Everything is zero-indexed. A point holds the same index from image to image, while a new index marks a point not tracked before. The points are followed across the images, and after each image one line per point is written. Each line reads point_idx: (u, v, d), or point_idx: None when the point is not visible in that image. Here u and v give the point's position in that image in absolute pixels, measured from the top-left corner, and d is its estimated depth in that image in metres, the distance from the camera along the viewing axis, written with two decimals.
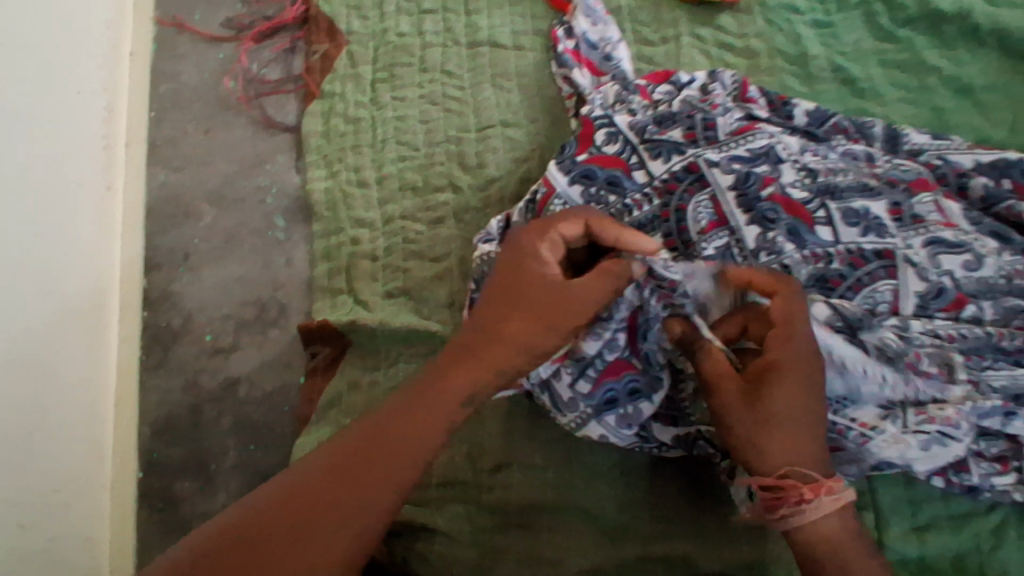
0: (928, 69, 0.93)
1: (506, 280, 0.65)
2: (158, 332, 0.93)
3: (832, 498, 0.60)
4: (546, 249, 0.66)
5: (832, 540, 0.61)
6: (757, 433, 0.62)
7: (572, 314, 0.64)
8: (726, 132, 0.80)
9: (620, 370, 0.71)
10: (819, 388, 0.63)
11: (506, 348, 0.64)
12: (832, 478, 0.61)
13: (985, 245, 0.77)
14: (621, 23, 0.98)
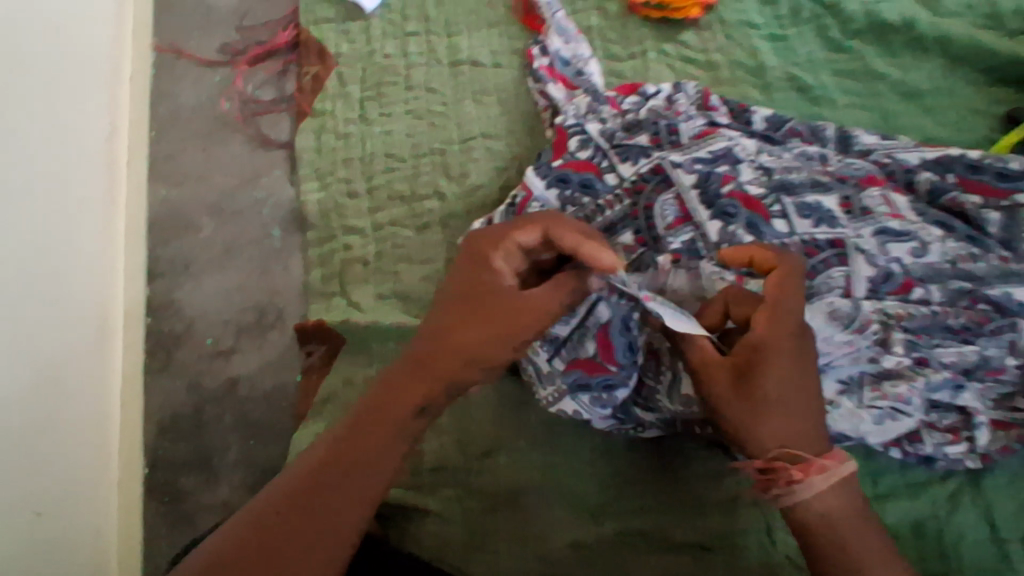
0: (877, 76, 1.00)
1: (465, 287, 0.65)
2: (161, 338, 0.99)
3: (826, 476, 0.63)
4: (507, 258, 0.66)
5: (829, 512, 0.63)
6: (748, 418, 0.64)
7: (524, 324, 0.64)
8: (688, 136, 0.87)
9: (593, 363, 0.76)
10: (806, 367, 0.64)
11: (457, 358, 0.64)
12: (826, 456, 0.63)
13: (930, 233, 0.83)
14: (592, 41, 1.05)
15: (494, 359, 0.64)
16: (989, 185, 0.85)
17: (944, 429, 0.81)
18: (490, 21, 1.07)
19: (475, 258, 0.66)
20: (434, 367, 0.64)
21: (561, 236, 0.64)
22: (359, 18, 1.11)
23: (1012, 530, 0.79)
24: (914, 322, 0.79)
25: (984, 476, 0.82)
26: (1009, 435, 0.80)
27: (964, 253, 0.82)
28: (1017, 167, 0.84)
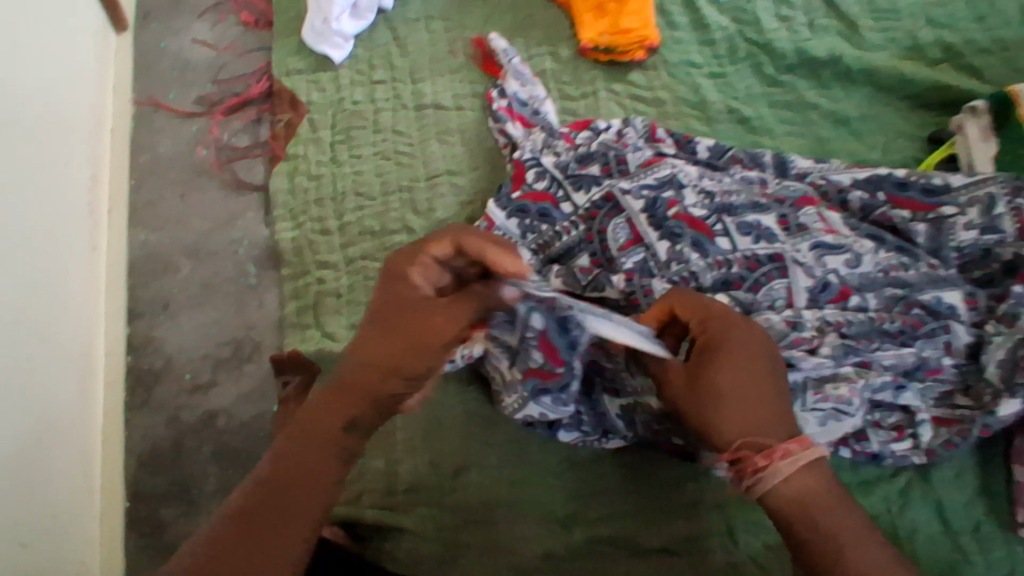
0: (809, 107, 1.09)
1: (382, 303, 0.65)
2: (141, 375, 1.02)
3: (790, 460, 0.62)
4: (422, 273, 0.66)
5: (805, 502, 0.62)
6: (706, 412, 0.66)
7: (437, 335, 0.63)
8: (636, 165, 0.93)
9: (546, 374, 0.77)
10: (756, 361, 0.67)
11: (380, 374, 0.64)
12: (790, 442, 0.63)
13: (863, 245, 0.88)
14: (547, 83, 1.13)
15: (418, 374, 0.64)
16: (916, 200, 0.92)
17: (890, 426, 0.85)
18: (452, 68, 1.15)
19: (392, 275, 0.66)
20: (359, 383, 0.64)
21: (473, 245, 0.64)
22: (329, 68, 1.18)
23: (962, 522, 0.82)
24: (852, 327, 0.83)
25: (931, 471, 0.85)
26: (951, 430, 0.83)
27: (894, 262, 0.88)
28: (940, 182, 0.92)
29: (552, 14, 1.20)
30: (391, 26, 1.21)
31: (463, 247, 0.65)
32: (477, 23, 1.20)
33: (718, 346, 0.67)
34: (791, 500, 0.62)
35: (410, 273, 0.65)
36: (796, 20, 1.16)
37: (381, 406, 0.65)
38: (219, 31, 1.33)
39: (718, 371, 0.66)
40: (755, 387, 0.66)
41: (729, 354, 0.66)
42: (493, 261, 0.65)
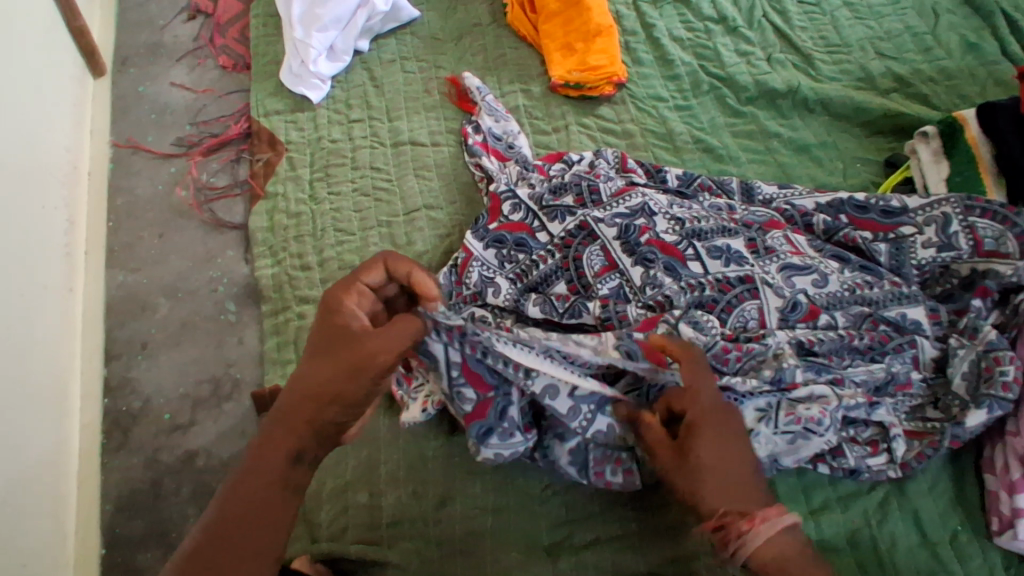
0: (771, 135, 1.14)
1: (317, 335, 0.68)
2: (117, 417, 1.01)
3: (768, 524, 0.65)
4: (355, 301, 0.69)
5: (782, 559, 0.64)
6: (694, 484, 0.68)
7: (369, 357, 0.65)
8: (608, 195, 0.97)
9: (482, 405, 0.78)
10: (734, 429, 0.70)
11: (321, 401, 0.65)
12: (768, 508, 0.66)
13: (829, 265, 0.92)
14: (520, 118, 1.17)
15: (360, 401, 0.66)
16: (875, 221, 0.96)
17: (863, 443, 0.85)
18: (427, 106, 1.19)
19: (325, 306, 0.69)
20: (304, 411, 0.66)
21: (400, 270, 0.71)
22: (306, 108, 1.21)
23: (940, 533, 0.83)
24: (825, 344, 0.84)
25: (906, 483, 0.86)
26: (923, 442, 0.85)
27: (860, 280, 0.90)
28: (897, 204, 0.96)
29: (523, 54, 1.25)
30: (368, 68, 1.25)
31: (392, 272, 0.71)
32: (450, 64, 1.25)
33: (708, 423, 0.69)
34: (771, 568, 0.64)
35: (342, 301, 0.69)
36: (755, 54, 1.22)
37: (327, 433, 0.66)
38: (198, 75, 1.36)
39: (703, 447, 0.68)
40: (741, 465, 0.68)
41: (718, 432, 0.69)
42: (416, 284, 0.71)
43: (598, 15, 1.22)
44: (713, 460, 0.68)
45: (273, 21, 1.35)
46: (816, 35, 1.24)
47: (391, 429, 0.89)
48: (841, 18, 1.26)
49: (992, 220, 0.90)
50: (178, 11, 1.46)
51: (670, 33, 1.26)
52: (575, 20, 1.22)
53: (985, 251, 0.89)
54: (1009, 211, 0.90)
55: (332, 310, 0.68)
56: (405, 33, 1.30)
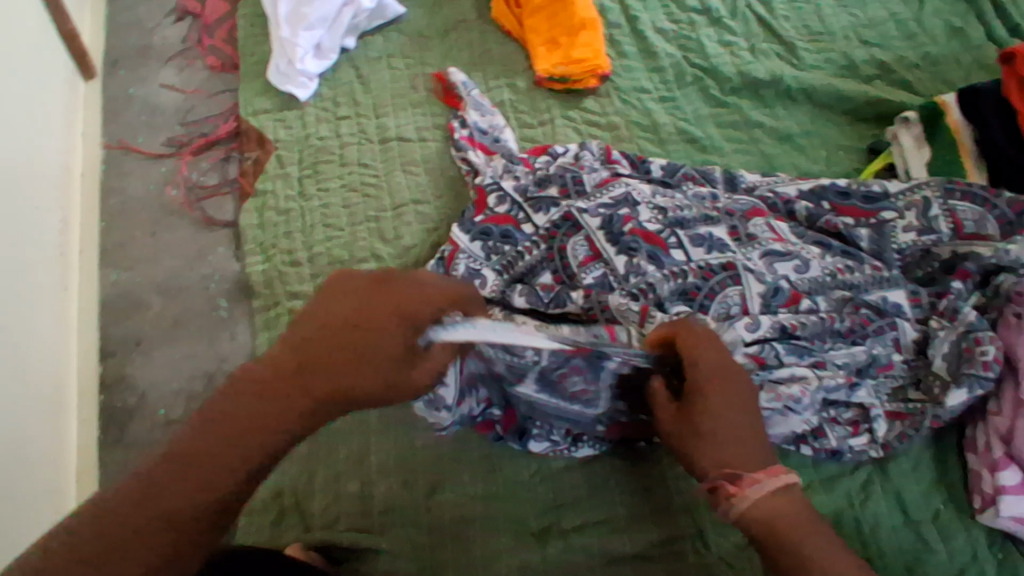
0: (754, 125, 1.15)
1: (373, 325, 0.60)
2: (113, 413, 1.02)
3: (756, 489, 0.66)
4: (433, 311, 0.62)
5: (770, 519, 0.65)
6: (691, 448, 0.69)
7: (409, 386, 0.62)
8: (592, 185, 0.98)
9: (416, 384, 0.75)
10: (738, 398, 0.69)
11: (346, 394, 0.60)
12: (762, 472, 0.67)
13: (810, 251, 0.92)
14: (506, 113, 1.18)
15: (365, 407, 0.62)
16: (856, 207, 0.96)
17: (848, 424, 0.87)
18: (414, 102, 1.20)
19: (400, 299, 0.61)
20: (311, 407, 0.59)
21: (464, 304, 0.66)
22: (294, 106, 1.22)
23: (922, 512, 0.84)
24: (811, 329, 0.85)
25: (888, 463, 0.87)
26: (904, 424, 0.86)
27: (841, 266, 0.91)
28: (879, 189, 0.97)
29: (509, 48, 1.26)
30: (355, 65, 1.26)
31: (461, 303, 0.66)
32: (437, 60, 1.26)
33: (713, 386, 0.68)
34: (766, 528, 0.65)
35: (422, 305, 0.61)
36: (738, 45, 1.23)
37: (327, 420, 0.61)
38: (187, 75, 1.37)
39: (700, 413, 0.68)
40: (745, 427, 0.69)
41: (722, 398, 0.68)
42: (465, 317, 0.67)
43: (582, 8, 1.23)
44: (713, 426, 0.68)
45: (260, 20, 1.36)
46: (799, 24, 1.25)
47: (381, 420, 0.90)
48: (824, 6, 1.27)
49: (973, 202, 0.92)
50: (166, 12, 1.47)
51: (654, 25, 1.27)
52: (559, 14, 1.23)
53: (966, 234, 0.90)
54: (989, 193, 0.92)
55: (410, 313, 0.61)
56: (391, 29, 1.31)
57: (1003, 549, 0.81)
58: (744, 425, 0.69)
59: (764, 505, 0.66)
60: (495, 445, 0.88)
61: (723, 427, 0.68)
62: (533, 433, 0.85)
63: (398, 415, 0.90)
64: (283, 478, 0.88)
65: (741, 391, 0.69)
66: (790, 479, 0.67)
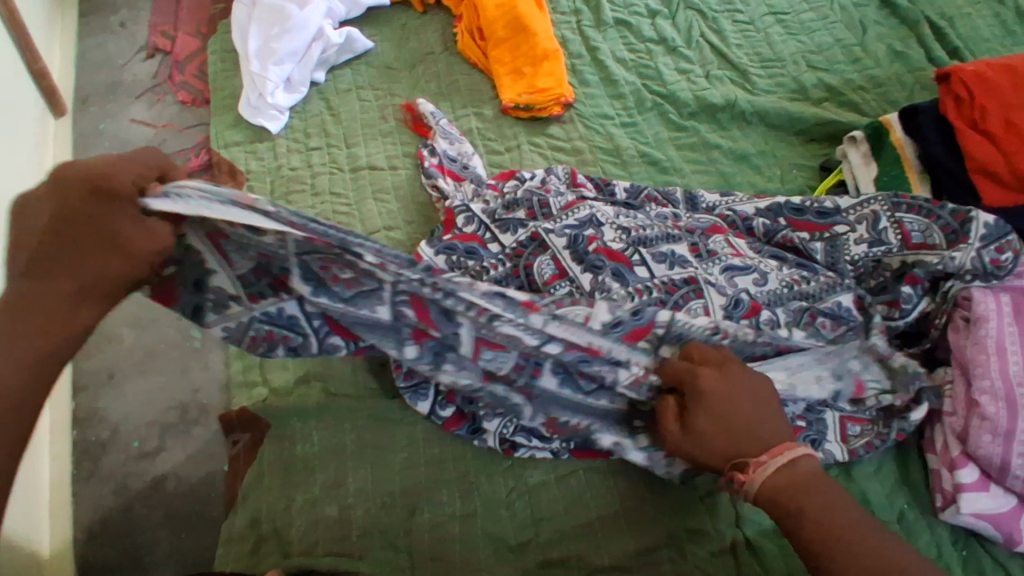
0: (712, 146, 1.20)
1: (76, 209, 0.58)
2: (86, 447, 1.02)
3: (758, 468, 0.69)
4: (132, 177, 0.60)
5: (779, 485, 0.68)
6: (700, 454, 0.72)
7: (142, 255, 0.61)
8: (558, 208, 1.01)
9: (165, 285, 0.70)
10: (735, 397, 0.72)
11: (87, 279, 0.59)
12: (767, 454, 0.70)
13: (768, 264, 0.96)
14: (474, 140, 1.22)
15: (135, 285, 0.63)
16: (812, 222, 1.00)
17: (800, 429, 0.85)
18: (384, 132, 1.23)
19: (85, 174, 0.58)
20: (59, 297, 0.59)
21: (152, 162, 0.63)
22: (265, 138, 1.24)
23: (887, 512, 0.85)
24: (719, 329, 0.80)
25: (853, 466, 0.88)
26: (872, 433, 0.88)
27: (797, 276, 0.95)
28: (831, 205, 1.01)
29: (476, 79, 1.31)
30: (325, 98, 1.29)
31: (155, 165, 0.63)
32: (405, 91, 1.29)
33: (711, 383, 0.72)
34: (780, 498, 0.68)
35: (115, 176, 0.59)
36: (694, 72, 1.29)
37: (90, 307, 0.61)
38: (158, 110, 1.39)
39: (703, 409, 0.71)
40: (755, 413, 0.72)
41: (723, 393, 0.71)
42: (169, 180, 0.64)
43: (544, 41, 1.28)
44: (720, 418, 0.71)
45: (230, 56, 1.39)
46: (751, 51, 1.32)
47: (357, 443, 0.91)
48: (773, 34, 1.34)
49: (918, 214, 0.94)
50: (136, 51, 1.50)
51: (614, 55, 1.33)
52: (522, 46, 1.28)
53: (914, 243, 0.93)
54: (933, 205, 0.94)
55: (100, 185, 0.58)
56: (360, 63, 1.34)
57: (967, 546, 0.82)
58: (755, 411, 0.72)
59: (785, 476, 0.69)
60: (471, 465, 0.89)
61: (733, 421, 0.71)
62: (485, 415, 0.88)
63: (374, 439, 0.91)
64: (258, 505, 0.87)
65: (744, 381, 0.73)
66: (802, 449, 0.71)
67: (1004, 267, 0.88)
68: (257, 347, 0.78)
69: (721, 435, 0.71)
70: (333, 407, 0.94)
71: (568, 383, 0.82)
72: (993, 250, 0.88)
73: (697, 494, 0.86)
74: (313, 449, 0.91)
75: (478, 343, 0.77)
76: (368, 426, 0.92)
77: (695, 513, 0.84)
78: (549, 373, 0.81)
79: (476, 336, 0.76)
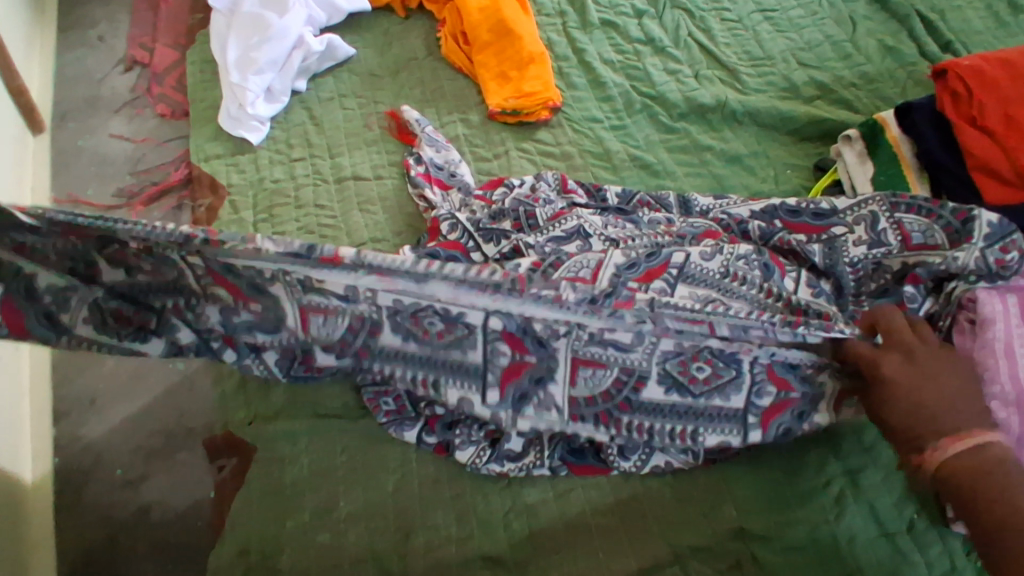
0: (703, 148, 1.17)
1: None
2: (69, 476, 0.98)
3: (940, 450, 0.65)
4: None
5: (971, 468, 0.63)
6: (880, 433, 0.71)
7: None
8: (544, 218, 0.99)
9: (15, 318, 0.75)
10: (926, 379, 0.69)
11: None
12: (955, 438, 0.65)
13: (751, 264, 0.89)
14: (461, 147, 1.19)
15: None
16: (808, 224, 0.98)
17: (787, 405, 0.80)
18: (368, 141, 1.20)
19: None
20: None
21: None
22: (246, 150, 1.21)
23: (897, 522, 0.78)
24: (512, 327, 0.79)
25: (860, 475, 0.81)
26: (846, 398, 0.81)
27: (772, 289, 0.87)
28: (827, 206, 0.98)
29: (461, 84, 1.28)
30: (307, 107, 1.26)
31: None
32: (389, 98, 1.27)
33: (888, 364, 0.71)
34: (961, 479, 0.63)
35: None
36: (683, 72, 1.27)
37: None
38: (137, 125, 1.37)
39: (888, 391, 0.70)
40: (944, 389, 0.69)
41: (906, 372, 0.70)
42: None
43: (529, 43, 1.25)
44: (901, 398, 0.69)
45: (209, 66, 1.36)
46: (740, 50, 1.30)
47: (347, 466, 0.88)
48: (762, 32, 1.32)
49: (918, 214, 0.91)
50: (114, 65, 1.47)
51: (601, 56, 1.30)
52: (507, 49, 1.25)
53: (914, 245, 0.90)
54: (932, 204, 0.91)
55: None
56: (342, 70, 1.32)
57: None
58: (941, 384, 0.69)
59: (971, 459, 0.64)
60: (465, 485, 0.86)
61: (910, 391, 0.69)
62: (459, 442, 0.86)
63: (365, 460, 0.88)
64: (247, 534, 0.84)
65: (938, 365, 0.70)
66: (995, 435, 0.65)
67: (1009, 268, 0.84)
68: (120, 330, 0.80)
69: (900, 409, 0.69)
70: (321, 430, 0.90)
71: (410, 340, 0.81)
72: (997, 249, 0.84)
73: (699, 508, 0.83)
74: (300, 473, 0.88)
75: (303, 310, 0.79)
76: (359, 448, 0.89)
77: (698, 529, 0.81)
78: (387, 330, 0.81)
79: (300, 306, 0.79)
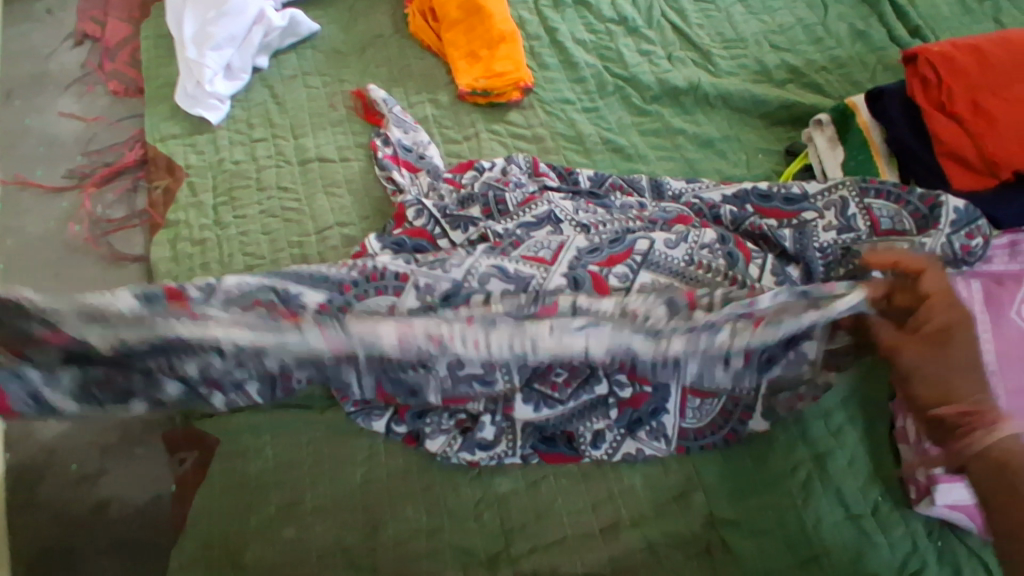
0: (676, 131, 1.16)
1: None
2: (20, 473, 0.94)
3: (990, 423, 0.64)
4: None
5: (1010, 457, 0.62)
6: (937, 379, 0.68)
7: None
8: (514, 204, 0.97)
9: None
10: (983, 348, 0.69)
11: None
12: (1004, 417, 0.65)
13: (710, 250, 0.89)
14: (430, 128, 1.16)
15: None
16: (779, 209, 0.98)
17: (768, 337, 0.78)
18: (333, 121, 1.16)
19: None
20: None
21: None
22: (204, 130, 1.16)
23: (862, 505, 0.79)
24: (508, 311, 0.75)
25: (827, 458, 0.82)
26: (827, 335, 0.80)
27: (733, 275, 0.87)
28: (798, 190, 0.98)
29: (429, 63, 1.25)
30: (269, 85, 1.21)
31: None
32: (355, 77, 1.22)
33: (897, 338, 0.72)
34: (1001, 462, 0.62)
35: None
36: (656, 53, 1.25)
37: None
38: (88, 102, 1.30)
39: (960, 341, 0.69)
40: (963, 372, 0.68)
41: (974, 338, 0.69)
42: None
43: (501, 22, 1.22)
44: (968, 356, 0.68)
45: (165, 41, 1.30)
46: (714, 32, 1.29)
47: (314, 459, 0.86)
48: (735, 14, 1.31)
49: (887, 200, 0.92)
50: (64, 39, 1.39)
51: (573, 36, 1.28)
52: (477, 28, 1.22)
53: (883, 230, 0.91)
54: (901, 190, 0.92)
55: None
56: (306, 47, 1.27)
57: (943, 537, 0.77)
58: (951, 367, 0.68)
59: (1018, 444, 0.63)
60: (434, 475, 0.85)
61: (909, 374, 0.70)
62: (427, 432, 0.85)
63: (333, 452, 0.86)
64: (211, 530, 0.82)
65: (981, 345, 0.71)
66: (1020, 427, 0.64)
67: (974, 254, 0.85)
68: (102, 398, 0.74)
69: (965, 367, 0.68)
70: (288, 420, 0.88)
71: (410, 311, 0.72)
72: (963, 236, 0.86)
73: (669, 494, 0.84)
74: (265, 466, 0.85)
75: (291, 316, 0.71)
76: (326, 440, 0.87)
77: (667, 516, 0.82)
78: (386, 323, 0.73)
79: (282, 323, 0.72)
